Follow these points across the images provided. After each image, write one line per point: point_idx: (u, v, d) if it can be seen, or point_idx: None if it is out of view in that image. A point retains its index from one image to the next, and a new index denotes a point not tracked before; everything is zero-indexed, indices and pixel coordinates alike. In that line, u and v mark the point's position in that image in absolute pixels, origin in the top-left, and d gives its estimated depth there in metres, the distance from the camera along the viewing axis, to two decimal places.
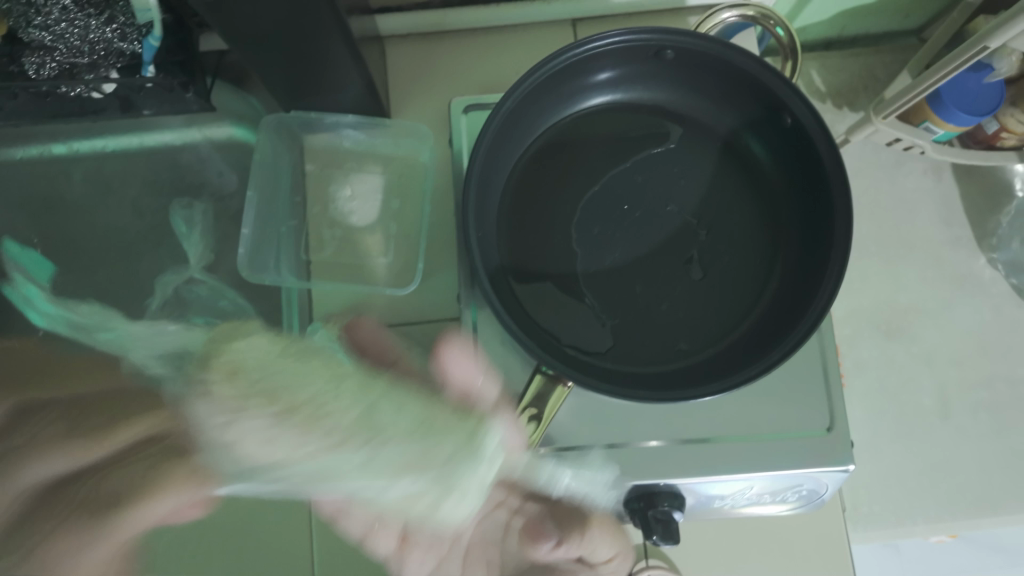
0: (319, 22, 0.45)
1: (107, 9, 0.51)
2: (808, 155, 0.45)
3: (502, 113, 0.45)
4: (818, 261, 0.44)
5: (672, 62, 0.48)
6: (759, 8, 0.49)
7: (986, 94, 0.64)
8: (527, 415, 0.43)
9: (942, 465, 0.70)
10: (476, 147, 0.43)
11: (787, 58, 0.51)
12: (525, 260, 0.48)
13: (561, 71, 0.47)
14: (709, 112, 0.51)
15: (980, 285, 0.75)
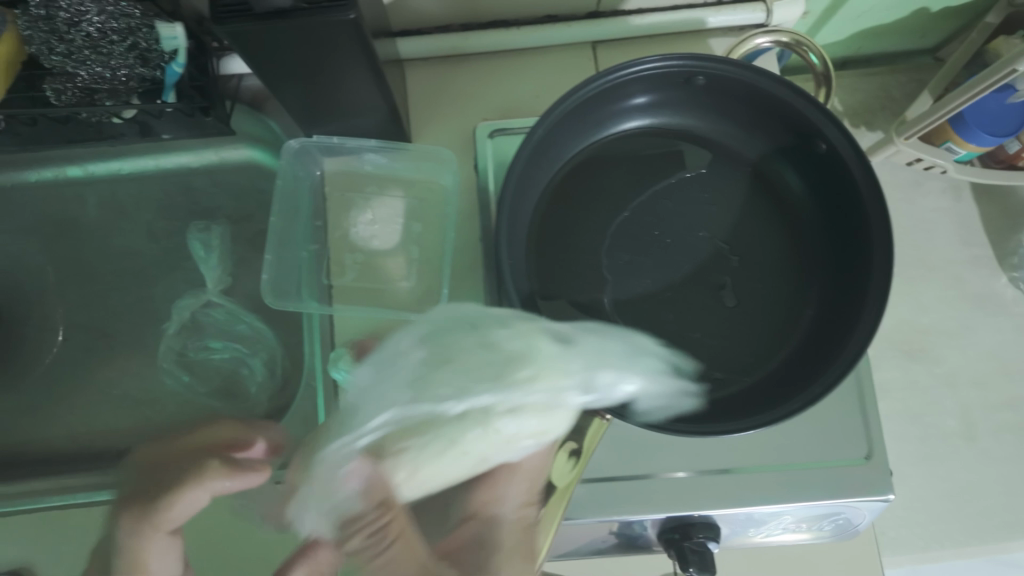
0: (347, 48, 0.45)
1: (129, 36, 0.49)
2: (842, 181, 0.45)
3: (535, 139, 0.44)
4: (857, 289, 0.43)
5: (703, 87, 0.48)
6: (792, 34, 0.51)
7: (1008, 116, 0.64)
8: (567, 449, 0.44)
9: (969, 489, 0.69)
10: (509, 174, 0.43)
11: (820, 85, 0.52)
12: (555, 287, 0.47)
13: (594, 96, 0.47)
14: (737, 137, 0.50)
15: (1001, 305, 0.75)
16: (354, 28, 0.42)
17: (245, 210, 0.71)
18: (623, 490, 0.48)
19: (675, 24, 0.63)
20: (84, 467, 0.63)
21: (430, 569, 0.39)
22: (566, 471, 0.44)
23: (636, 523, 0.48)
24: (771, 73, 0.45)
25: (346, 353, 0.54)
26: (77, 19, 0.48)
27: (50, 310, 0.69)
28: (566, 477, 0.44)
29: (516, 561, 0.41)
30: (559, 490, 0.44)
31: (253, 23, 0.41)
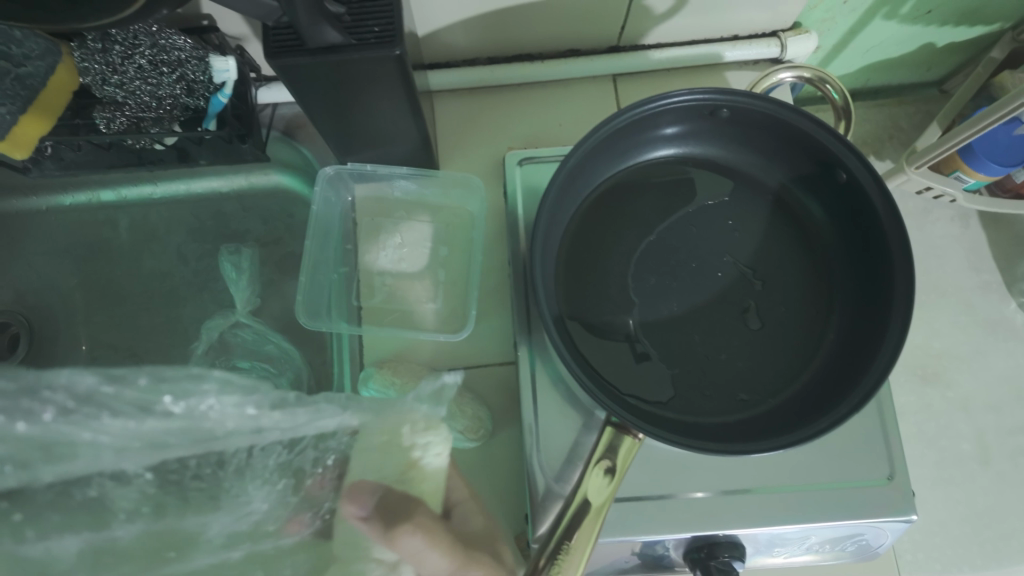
0: (387, 74, 0.46)
1: (178, 68, 0.51)
2: (860, 210, 0.47)
3: (567, 169, 0.46)
4: (876, 315, 0.44)
5: (725, 119, 0.50)
6: (815, 70, 0.52)
7: (1016, 147, 0.66)
8: (600, 467, 0.43)
9: (987, 512, 0.69)
10: (543, 200, 0.45)
11: (839, 119, 0.53)
12: (584, 311, 0.48)
13: (623, 128, 0.49)
14: (759, 165, 0.52)
15: (1011, 330, 0.76)
16: (394, 58, 0.44)
17: (274, 233, 0.73)
18: (651, 507, 0.49)
19: (691, 59, 0.66)
20: None
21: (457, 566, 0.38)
22: (602, 486, 0.43)
23: (659, 543, 0.49)
24: (791, 106, 0.47)
25: (376, 373, 0.56)
26: (130, 52, 0.51)
27: (80, 330, 0.71)
28: (603, 493, 0.43)
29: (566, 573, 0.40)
30: (593, 509, 0.42)
31: (305, 57, 0.43)
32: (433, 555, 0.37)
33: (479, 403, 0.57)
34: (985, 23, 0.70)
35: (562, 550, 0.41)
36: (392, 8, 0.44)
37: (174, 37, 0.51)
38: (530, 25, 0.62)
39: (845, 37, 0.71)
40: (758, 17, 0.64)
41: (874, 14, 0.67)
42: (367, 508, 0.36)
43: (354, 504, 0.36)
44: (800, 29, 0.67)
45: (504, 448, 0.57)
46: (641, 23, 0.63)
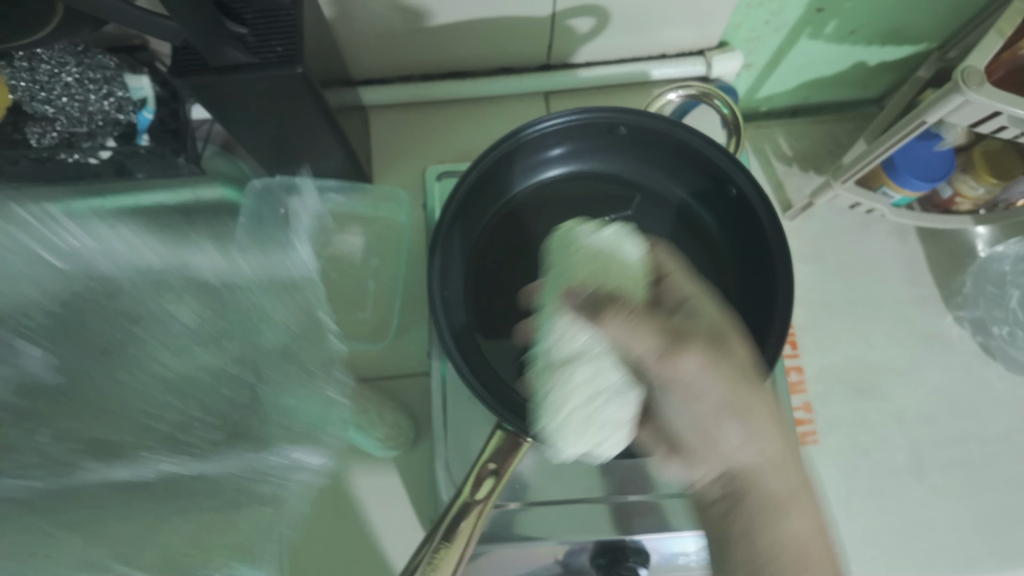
0: (293, 91, 0.47)
1: (105, 85, 0.54)
2: (750, 221, 0.49)
3: (464, 187, 0.48)
4: (760, 325, 0.46)
5: (624, 137, 0.52)
6: (700, 88, 0.53)
7: (938, 162, 0.67)
8: (486, 470, 0.43)
9: (918, 524, 0.70)
10: (439, 217, 0.47)
11: (731, 132, 0.54)
12: (486, 323, 0.50)
13: (523, 145, 0.51)
14: (662, 181, 0.54)
15: (948, 343, 0.77)
16: (295, 76, 0.45)
17: None
18: (560, 513, 0.52)
19: (620, 77, 0.69)
20: None
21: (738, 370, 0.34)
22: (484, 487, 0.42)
23: (581, 549, 0.51)
24: (685, 125, 0.49)
25: None
26: (57, 70, 0.53)
27: None
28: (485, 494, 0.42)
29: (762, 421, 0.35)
30: (472, 511, 0.41)
31: (211, 77, 0.44)
32: (707, 380, 0.33)
33: (402, 411, 0.58)
34: (912, 43, 0.72)
35: (439, 551, 0.40)
36: (296, 29, 0.46)
37: (100, 56, 0.54)
38: (458, 43, 0.63)
39: (776, 56, 0.73)
40: (683, 36, 0.66)
41: (800, 34, 0.68)
42: (580, 299, 0.36)
43: (573, 300, 0.37)
44: (727, 47, 0.68)
45: (424, 458, 0.59)
46: (567, 42, 0.65)
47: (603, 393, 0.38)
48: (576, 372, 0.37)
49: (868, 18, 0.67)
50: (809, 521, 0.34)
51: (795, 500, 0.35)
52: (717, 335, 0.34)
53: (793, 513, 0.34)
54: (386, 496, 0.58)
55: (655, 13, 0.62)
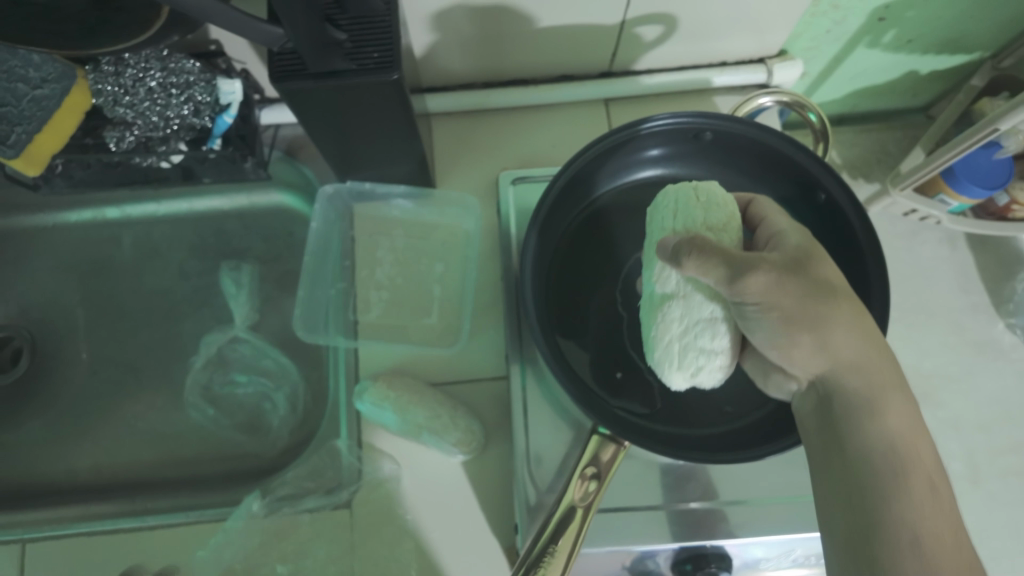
0: (385, 96, 0.48)
1: (186, 90, 0.53)
2: (839, 226, 0.50)
3: (558, 190, 0.49)
4: None
5: (709, 142, 0.53)
6: (793, 95, 0.54)
7: (996, 170, 0.68)
8: (586, 473, 0.45)
9: (978, 532, 0.70)
10: (535, 218, 0.47)
11: (818, 139, 0.56)
12: (574, 327, 0.51)
13: (611, 148, 0.52)
14: (743, 187, 0.55)
15: (1000, 350, 0.77)
16: (390, 82, 0.45)
17: (273, 251, 0.75)
18: (641, 517, 0.51)
19: (681, 84, 0.69)
20: (112, 496, 0.66)
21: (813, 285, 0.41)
22: (587, 493, 0.44)
23: (653, 555, 0.51)
24: (773, 130, 0.50)
25: (371, 386, 0.57)
26: (141, 75, 0.53)
27: (86, 345, 0.74)
28: (589, 499, 0.44)
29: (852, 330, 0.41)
30: (581, 512, 0.44)
31: (308, 81, 0.45)
32: (782, 294, 0.40)
33: (473, 416, 0.58)
34: (965, 52, 0.73)
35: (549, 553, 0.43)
36: (391, 35, 0.46)
37: (184, 61, 0.54)
38: (525, 50, 0.64)
39: (831, 64, 0.74)
40: (745, 44, 0.67)
41: (858, 43, 0.69)
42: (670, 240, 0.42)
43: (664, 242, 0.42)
44: (786, 55, 0.69)
45: (497, 461, 0.58)
46: (631, 50, 0.66)
47: (697, 326, 0.43)
48: (700, 309, 0.43)
49: (927, 27, 0.68)
50: (901, 410, 0.39)
51: (892, 393, 0.40)
52: (799, 263, 0.42)
53: (893, 400, 0.39)
54: (456, 505, 0.57)
55: (720, 22, 0.63)
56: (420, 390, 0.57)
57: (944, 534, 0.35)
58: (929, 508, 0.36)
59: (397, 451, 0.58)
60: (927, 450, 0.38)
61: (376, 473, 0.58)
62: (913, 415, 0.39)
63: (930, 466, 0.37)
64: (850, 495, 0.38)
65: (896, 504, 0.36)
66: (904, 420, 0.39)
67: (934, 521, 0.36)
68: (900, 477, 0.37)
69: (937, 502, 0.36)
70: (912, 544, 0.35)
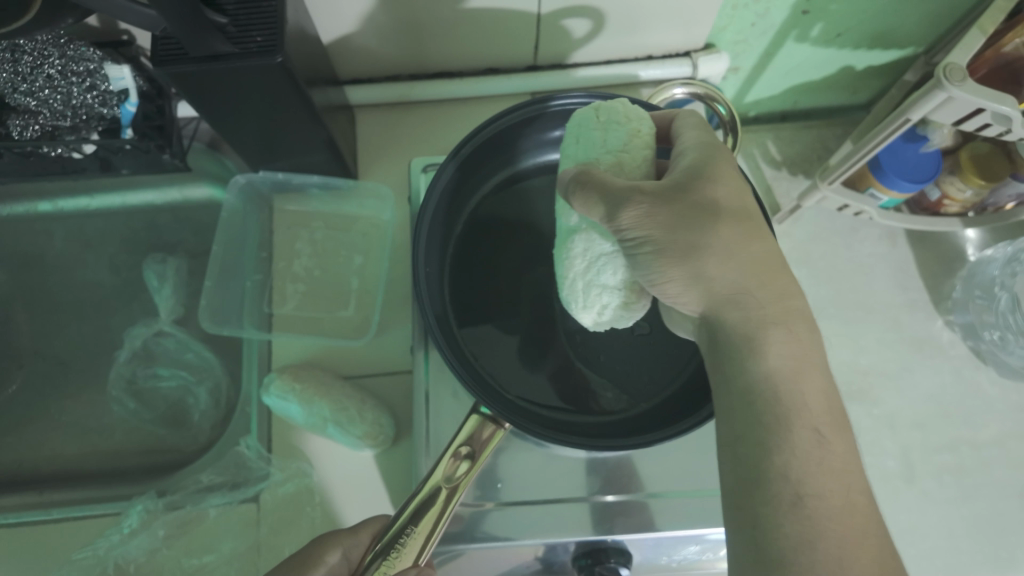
0: (275, 81, 0.47)
1: (87, 78, 0.54)
2: None
3: (460, 158, 0.51)
4: None
5: None
6: (705, 87, 0.55)
7: (924, 164, 0.67)
8: (459, 453, 0.44)
9: (911, 532, 0.69)
10: (432, 183, 0.49)
11: (728, 134, 0.56)
12: (473, 303, 0.51)
13: (520, 123, 0.53)
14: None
15: (938, 348, 0.76)
16: (277, 66, 0.46)
17: (204, 244, 0.75)
18: (540, 512, 0.50)
19: (608, 78, 0.70)
20: (29, 490, 0.65)
21: (694, 203, 0.40)
22: (459, 472, 0.44)
23: (556, 547, 0.50)
24: (690, 122, 0.52)
25: (277, 379, 0.57)
26: (39, 62, 0.54)
27: (12, 338, 0.73)
28: (457, 480, 0.43)
29: (736, 243, 0.39)
30: (445, 493, 0.43)
31: (190, 65, 0.45)
32: (655, 217, 0.39)
33: (382, 408, 0.57)
34: (898, 47, 0.73)
35: (407, 535, 0.42)
36: (277, 19, 0.46)
37: (84, 48, 0.54)
38: (446, 43, 0.64)
39: (762, 59, 0.73)
40: (669, 37, 0.67)
41: (786, 37, 0.69)
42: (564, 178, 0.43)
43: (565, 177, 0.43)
44: (713, 49, 0.69)
45: (406, 455, 0.57)
46: (554, 43, 0.65)
47: (598, 260, 0.44)
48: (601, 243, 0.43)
49: (854, 21, 0.67)
50: (795, 350, 0.36)
51: (781, 326, 0.37)
52: (682, 186, 0.40)
53: (788, 339, 0.37)
54: (363, 496, 0.57)
55: (641, 15, 0.63)
56: (327, 382, 0.56)
57: (836, 485, 0.33)
58: (816, 458, 0.34)
59: (308, 442, 0.58)
60: (824, 394, 0.36)
61: (284, 465, 0.57)
62: (810, 355, 0.37)
63: (823, 411, 0.35)
64: (737, 443, 0.36)
65: (783, 450, 0.34)
66: (798, 361, 0.36)
67: (824, 468, 0.33)
68: (782, 420, 0.35)
69: (833, 449, 0.34)
70: (797, 493, 0.33)
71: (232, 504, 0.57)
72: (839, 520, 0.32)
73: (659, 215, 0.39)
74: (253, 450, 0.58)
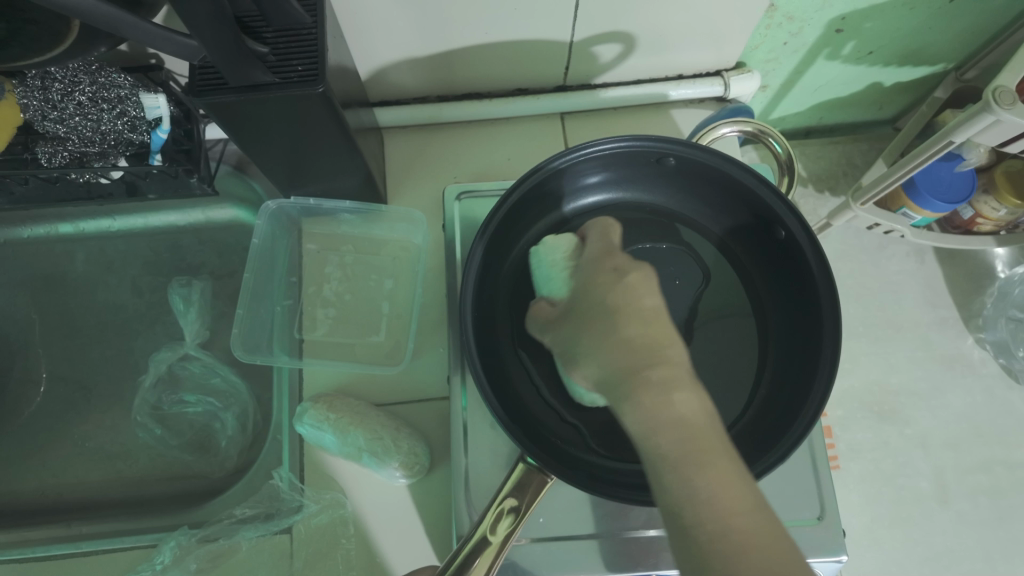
0: (312, 108, 0.46)
1: (118, 105, 0.53)
2: (795, 262, 0.50)
3: (508, 205, 0.50)
4: (806, 369, 0.47)
5: (672, 167, 0.54)
6: (756, 125, 0.54)
7: (959, 184, 0.67)
8: (506, 505, 0.43)
9: (946, 554, 0.68)
10: (480, 234, 0.48)
11: (783, 172, 0.54)
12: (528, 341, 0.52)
13: (564, 169, 0.53)
14: (703, 213, 0.56)
15: (970, 366, 0.76)
16: (316, 95, 0.45)
17: (228, 266, 0.74)
18: (583, 549, 0.49)
19: (638, 98, 0.68)
20: (54, 519, 0.64)
21: (581, 312, 0.41)
22: (503, 525, 0.42)
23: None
24: (737, 161, 0.50)
25: (311, 408, 0.56)
26: (71, 89, 0.52)
27: (35, 362, 0.72)
28: (502, 533, 0.42)
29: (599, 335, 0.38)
30: (491, 546, 0.41)
31: (230, 95, 0.44)
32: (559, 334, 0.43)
33: (417, 437, 0.56)
34: (929, 64, 0.72)
35: None
36: (318, 47, 0.45)
37: (114, 74, 0.52)
38: (476, 65, 0.63)
39: (792, 77, 0.72)
40: (701, 57, 0.66)
41: (818, 55, 0.68)
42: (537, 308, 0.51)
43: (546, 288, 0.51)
44: (745, 67, 0.68)
45: (441, 485, 0.56)
46: (585, 64, 0.65)
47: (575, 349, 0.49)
48: None
49: (887, 39, 0.66)
50: (648, 399, 0.33)
51: (640, 379, 0.34)
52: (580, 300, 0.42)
53: (642, 395, 0.33)
54: (397, 527, 0.56)
55: (673, 35, 0.62)
56: (362, 411, 0.55)
57: (728, 518, 0.29)
58: (692, 501, 0.30)
59: (340, 472, 0.57)
60: (694, 429, 0.31)
61: (317, 496, 0.56)
62: (666, 399, 0.32)
63: (705, 447, 0.31)
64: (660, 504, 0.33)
65: (664, 499, 0.31)
66: (654, 408, 0.32)
67: (702, 508, 0.29)
68: (658, 474, 0.31)
69: (711, 482, 0.30)
70: (691, 540, 0.29)
71: (266, 536, 0.56)
72: (731, 556, 0.28)
73: (559, 333, 0.42)
74: (285, 481, 0.57)
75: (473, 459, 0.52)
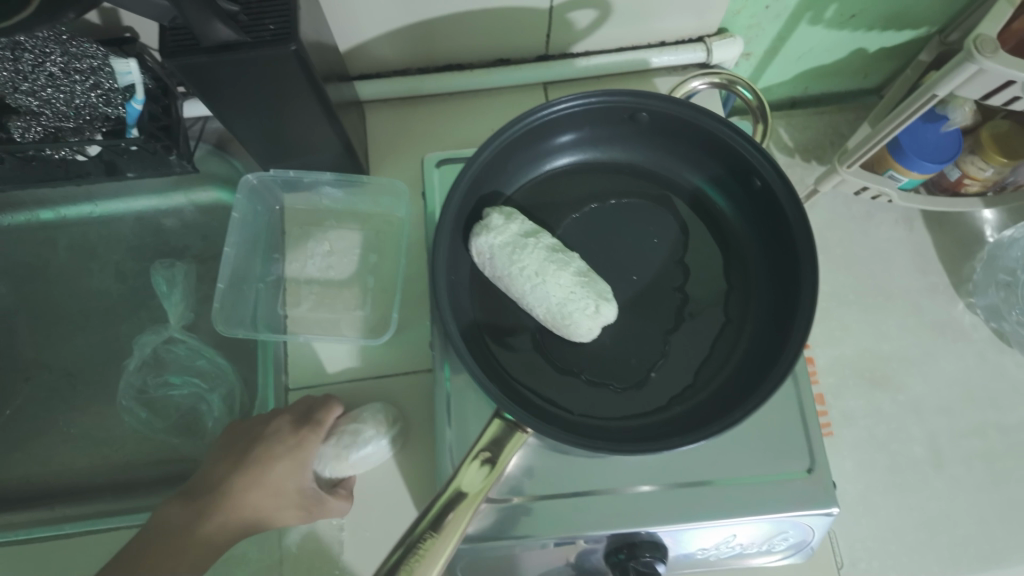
0: (286, 70, 0.45)
1: (91, 76, 0.52)
2: (772, 210, 0.50)
3: (480, 163, 0.49)
4: (787, 315, 0.46)
5: (645, 124, 0.53)
6: (725, 74, 0.54)
7: (945, 144, 0.66)
8: (480, 458, 0.42)
9: (942, 518, 0.67)
10: (452, 192, 0.47)
11: (758, 119, 0.54)
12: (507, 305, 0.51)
13: (536, 129, 0.52)
14: (679, 171, 0.56)
15: (960, 330, 0.75)
16: (288, 52, 0.44)
17: (212, 249, 0.73)
18: (572, 511, 0.48)
19: (621, 66, 0.68)
20: (38, 506, 0.63)
21: None
22: (478, 478, 0.41)
23: (567, 541, 0.47)
24: (709, 113, 0.50)
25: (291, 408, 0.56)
26: (41, 60, 0.51)
27: (18, 350, 0.71)
28: (477, 486, 0.41)
29: None
30: (467, 498, 0.40)
31: (202, 56, 0.43)
32: None
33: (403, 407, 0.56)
34: (911, 28, 0.72)
35: (426, 541, 0.39)
36: (290, 7, 0.45)
37: (87, 44, 0.52)
38: (455, 36, 0.62)
39: (775, 44, 0.72)
40: (682, 23, 0.66)
41: (800, 19, 0.67)
42: None
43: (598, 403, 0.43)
44: (727, 33, 0.68)
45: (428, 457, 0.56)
46: (565, 32, 0.64)
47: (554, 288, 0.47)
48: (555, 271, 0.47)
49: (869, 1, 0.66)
50: None
51: None
52: None
53: None
54: (384, 498, 0.55)
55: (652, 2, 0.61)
56: None
57: None
58: None
59: None
60: None
61: None
62: None
63: None
64: None
65: None
66: None
67: None
68: None
69: None
70: None
71: None
72: None
73: None
74: None
75: (459, 428, 0.51)
